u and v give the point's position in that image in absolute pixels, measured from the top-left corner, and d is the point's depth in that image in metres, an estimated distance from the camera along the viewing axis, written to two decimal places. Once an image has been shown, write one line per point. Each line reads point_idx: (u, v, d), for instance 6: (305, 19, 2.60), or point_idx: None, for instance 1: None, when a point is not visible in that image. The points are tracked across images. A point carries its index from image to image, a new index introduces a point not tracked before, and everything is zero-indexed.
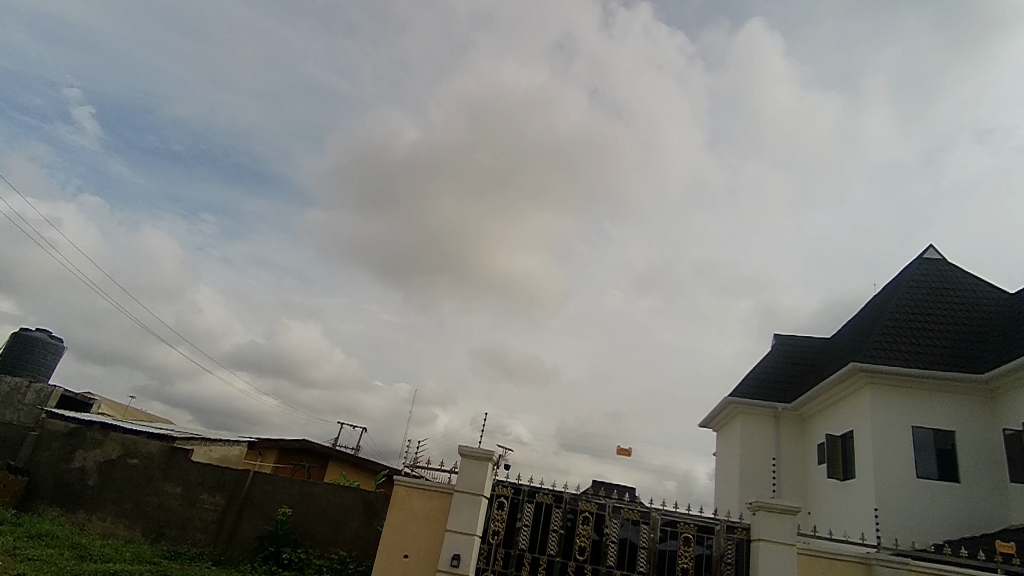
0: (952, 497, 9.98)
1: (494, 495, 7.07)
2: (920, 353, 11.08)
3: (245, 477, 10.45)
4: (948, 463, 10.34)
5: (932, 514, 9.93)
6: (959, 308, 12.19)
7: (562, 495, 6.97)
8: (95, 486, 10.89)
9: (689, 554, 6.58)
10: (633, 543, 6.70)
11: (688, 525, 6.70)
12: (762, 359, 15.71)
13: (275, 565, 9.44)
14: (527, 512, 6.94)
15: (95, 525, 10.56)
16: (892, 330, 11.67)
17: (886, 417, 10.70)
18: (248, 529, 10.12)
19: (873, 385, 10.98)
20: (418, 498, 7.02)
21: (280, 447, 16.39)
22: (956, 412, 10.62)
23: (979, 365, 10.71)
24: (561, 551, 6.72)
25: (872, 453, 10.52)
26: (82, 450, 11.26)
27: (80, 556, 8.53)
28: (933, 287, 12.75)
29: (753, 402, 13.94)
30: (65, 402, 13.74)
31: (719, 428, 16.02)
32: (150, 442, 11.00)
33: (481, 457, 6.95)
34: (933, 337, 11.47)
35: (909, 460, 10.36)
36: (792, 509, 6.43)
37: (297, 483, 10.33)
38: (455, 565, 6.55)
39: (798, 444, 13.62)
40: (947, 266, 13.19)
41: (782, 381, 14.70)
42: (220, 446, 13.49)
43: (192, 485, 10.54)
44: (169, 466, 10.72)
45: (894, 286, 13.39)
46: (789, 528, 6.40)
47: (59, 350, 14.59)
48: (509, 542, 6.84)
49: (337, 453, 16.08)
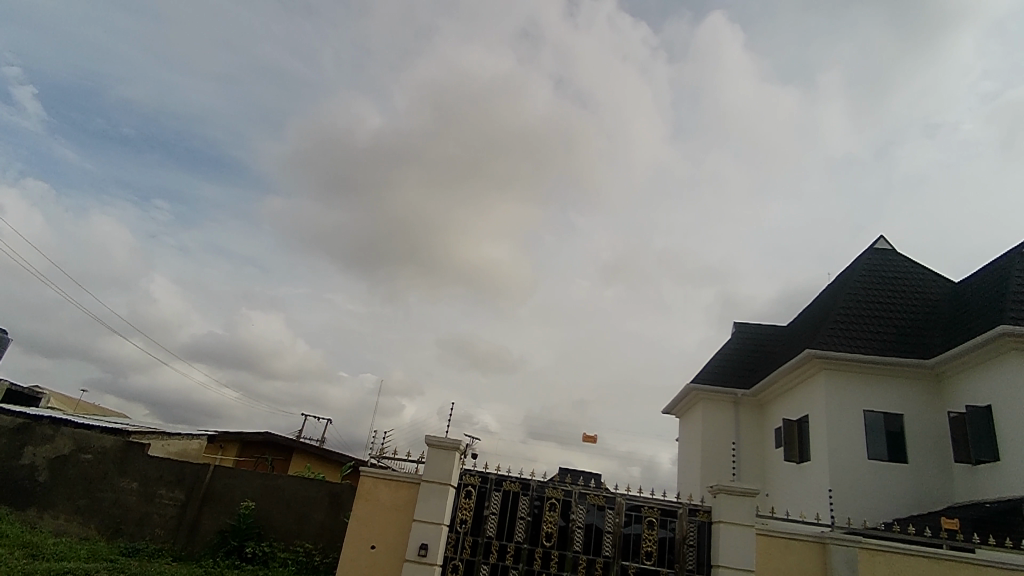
0: (901, 477, 10.45)
1: (461, 484, 7.09)
2: (872, 340, 11.51)
3: (206, 471, 10.22)
4: (897, 445, 10.81)
5: (882, 494, 10.38)
6: (908, 296, 12.69)
7: (529, 483, 7.03)
8: (46, 483, 10.50)
9: (653, 538, 6.73)
10: (598, 528, 6.82)
11: (652, 509, 6.85)
12: (722, 347, 16.07)
13: (238, 559, 9.29)
14: (494, 501, 6.98)
15: (46, 523, 10.18)
16: (846, 318, 12.07)
17: (839, 402, 11.10)
18: (210, 524, 9.93)
19: (828, 371, 11.36)
20: (385, 489, 6.99)
21: (241, 440, 16.08)
22: (905, 396, 11.09)
23: (927, 351, 11.18)
24: (529, 538, 6.79)
25: (827, 436, 10.91)
26: (31, 446, 10.82)
27: (32, 556, 8.23)
28: (884, 276, 13.24)
29: (715, 388, 14.28)
30: (12, 396, 13.17)
31: (681, 414, 16.37)
32: (104, 437, 10.65)
33: (448, 446, 6.95)
34: (883, 325, 11.92)
35: (861, 442, 10.78)
36: (750, 491, 6.62)
37: (260, 476, 10.16)
38: (422, 555, 6.55)
39: (757, 428, 14.03)
40: (896, 256, 13.71)
41: (742, 368, 15.09)
42: (179, 439, 13.16)
43: (149, 480, 10.25)
44: (124, 462, 10.40)
45: (847, 275, 13.85)
46: (747, 510, 6.60)
47: (3, 342, 13.94)
48: (477, 530, 6.88)
49: (301, 445, 15.87)
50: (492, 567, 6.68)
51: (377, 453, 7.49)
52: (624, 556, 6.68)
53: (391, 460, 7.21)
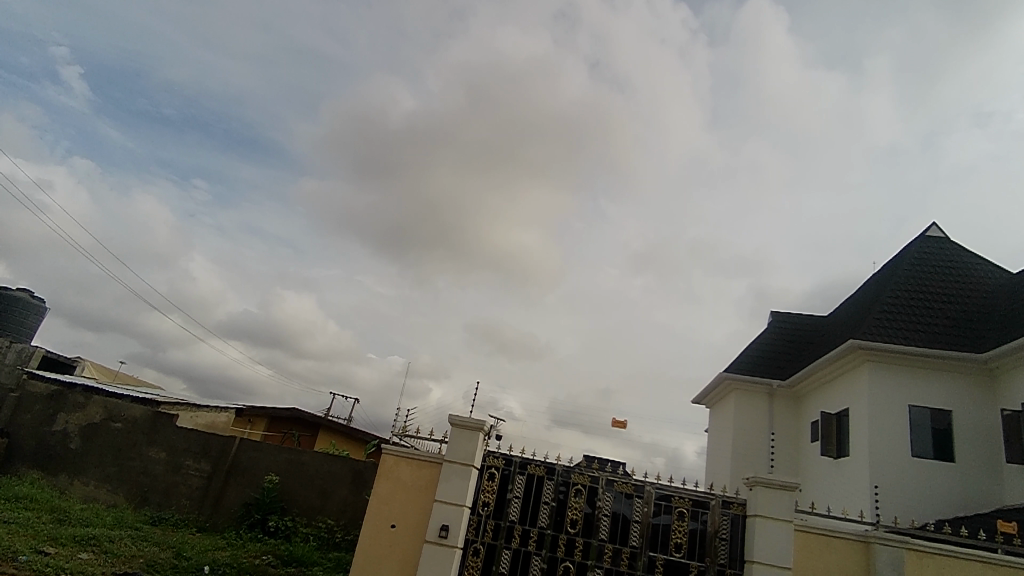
0: (948, 476, 9.90)
1: (485, 466, 6.87)
2: (920, 332, 10.89)
3: (232, 443, 10.28)
4: (945, 443, 10.23)
5: (928, 493, 9.85)
6: (961, 287, 11.97)
7: (555, 467, 6.79)
8: (77, 449, 10.67)
9: (683, 529, 6.43)
10: (625, 517, 6.53)
11: (683, 500, 6.54)
12: (758, 336, 15.53)
13: (261, 532, 9.29)
14: (518, 484, 6.76)
15: (77, 489, 10.35)
16: (892, 307, 11.47)
17: (884, 395, 10.56)
18: (234, 496, 9.97)
19: (872, 363, 10.80)
20: (406, 468, 6.80)
21: (270, 415, 16.23)
22: (955, 392, 10.48)
23: (980, 345, 10.53)
24: (553, 524, 6.55)
25: (869, 431, 10.38)
26: (63, 413, 11.01)
27: (59, 520, 8.34)
28: (934, 265, 12.53)
29: (749, 378, 13.81)
30: (48, 363, 13.47)
31: (713, 404, 15.93)
32: (134, 407, 10.78)
33: (472, 427, 6.74)
34: (933, 317, 11.28)
35: (906, 438, 10.24)
36: (790, 485, 6.25)
37: (285, 451, 10.16)
38: (443, 536, 6.38)
39: (792, 421, 13.53)
40: (949, 245, 12.95)
41: (778, 359, 14.54)
42: (208, 411, 13.27)
43: (177, 451, 10.34)
44: (153, 431, 10.52)
45: (894, 264, 13.16)
46: (786, 505, 6.24)
47: (41, 310, 14.22)
48: (499, 514, 6.66)
49: (328, 422, 15.92)
50: (514, 553, 6.47)
51: (399, 431, 7.33)
52: (652, 547, 6.40)
53: (414, 439, 7.01)
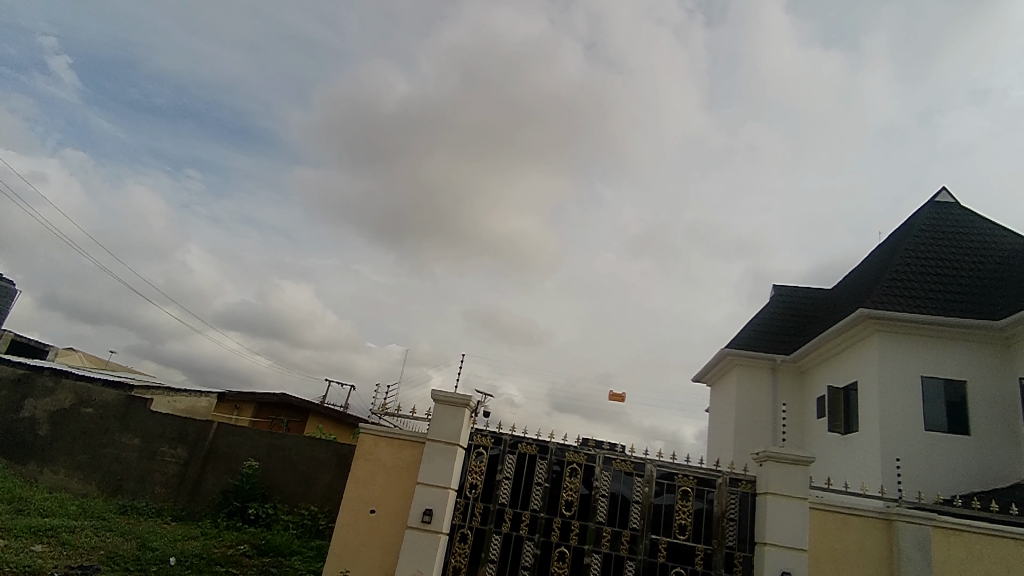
0: (963, 450, 9.41)
1: (472, 445, 6.33)
2: (930, 299, 10.35)
3: (209, 428, 9.73)
4: (959, 415, 9.73)
5: (943, 467, 9.36)
6: (973, 254, 11.41)
7: (548, 446, 6.27)
8: (47, 437, 10.11)
9: (687, 509, 5.91)
10: (625, 498, 6.01)
11: (687, 479, 6.02)
12: (760, 310, 14.97)
13: (240, 520, 8.77)
14: (508, 465, 6.22)
15: (46, 478, 9.81)
16: (902, 275, 10.92)
17: (895, 366, 10.03)
18: (213, 483, 9.45)
19: (881, 333, 10.26)
20: (387, 448, 6.26)
21: (257, 400, 15.71)
22: (969, 362, 9.95)
23: (995, 311, 10.00)
24: (547, 507, 6.03)
25: (879, 403, 9.86)
26: (31, 399, 10.45)
27: (18, 510, 7.80)
28: (944, 231, 11.96)
29: (752, 353, 13.29)
30: (19, 348, 12.90)
31: (714, 381, 15.41)
32: (105, 391, 10.23)
33: (457, 403, 6.18)
34: (943, 284, 10.73)
35: (918, 410, 9.73)
36: (804, 459, 5.73)
37: (265, 435, 9.63)
38: (426, 522, 5.85)
39: (797, 396, 13.04)
40: (959, 211, 12.37)
41: (781, 333, 14.02)
42: (188, 396, 12.72)
43: (151, 436, 9.80)
44: (125, 416, 9.97)
45: (902, 231, 12.60)
46: (800, 481, 5.71)
47: (10, 293, 13.60)
48: (488, 497, 6.13)
49: (317, 407, 15.41)
50: (505, 538, 5.95)
51: (379, 410, 6.76)
52: (654, 529, 5.88)
53: (395, 417, 6.47)
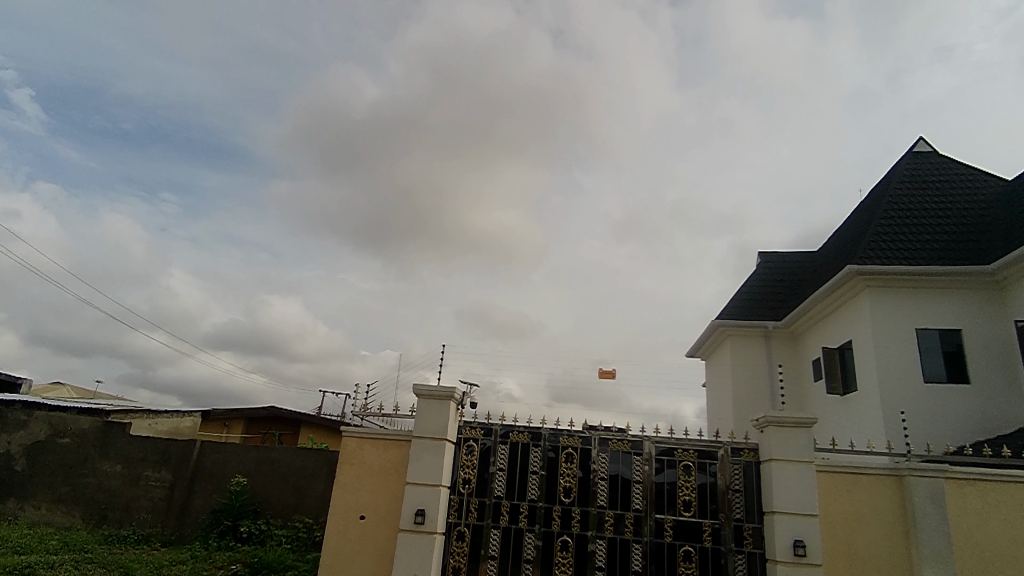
0: (964, 399, 9.27)
1: (461, 439, 6.04)
2: (918, 250, 10.19)
3: (193, 448, 9.36)
4: (957, 364, 9.59)
5: (946, 419, 9.21)
6: (956, 201, 11.26)
7: (541, 432, 6.00)
8: (24, 472, 9.69)
9: (690, 485, 5.67)
10: (625, 479, 5.75)
11: (687, 453, 5.78)
12: (748, 278, 14.80)
13: (232, 540, 8.43)
14: (501, 456, 5.94)
15: (27, 514, 9.40)
16: (887, 229, 10.74)
17: (888, 321, 9.86)
18: (202, 504, 9.10)
19: (872, 288, 10.07)
20: (372, 451, 5.95)
21: (246, 417, 15.33)
22: (962, 310, 9.80)
23: (984, 256, 9.85)
24: (544, 495, 5.76)
25: (876, 360, 9.69)
26: (4, 434, 10.00)
27: None
28: (926, 181, 11.82)
29: (743, 323, 13.11)
30: None
31: (708, 355, 15.23)
32: (80, 419, 9.82)
33: (441, 396, 5.89)
34: (929, 233, 10.58)
35: (915, 363, 9.57)
36: (807, 421, 5.50)
37: (252, 450, 9.29)
38: (419, 523, 5.55)
39: (792, 361, 12.89)
40: (939, 159, 12.23)
41: (771, 299, 13.85)
42: (170, 417, 12.32)
43: (133, 461, 9.42)
44: (104, 444, 9.57)
45: (883, 185, 12.44)
46: (804, 444, 5.48)
47: None
48: (483, 491, 5.85)
49: (309, 417, 15.06)
50: (504, 532, 5.67)
51: (362, 412, 6.44)
52: (658, 509, 5.63)
53: (379, 418, 6.16)
